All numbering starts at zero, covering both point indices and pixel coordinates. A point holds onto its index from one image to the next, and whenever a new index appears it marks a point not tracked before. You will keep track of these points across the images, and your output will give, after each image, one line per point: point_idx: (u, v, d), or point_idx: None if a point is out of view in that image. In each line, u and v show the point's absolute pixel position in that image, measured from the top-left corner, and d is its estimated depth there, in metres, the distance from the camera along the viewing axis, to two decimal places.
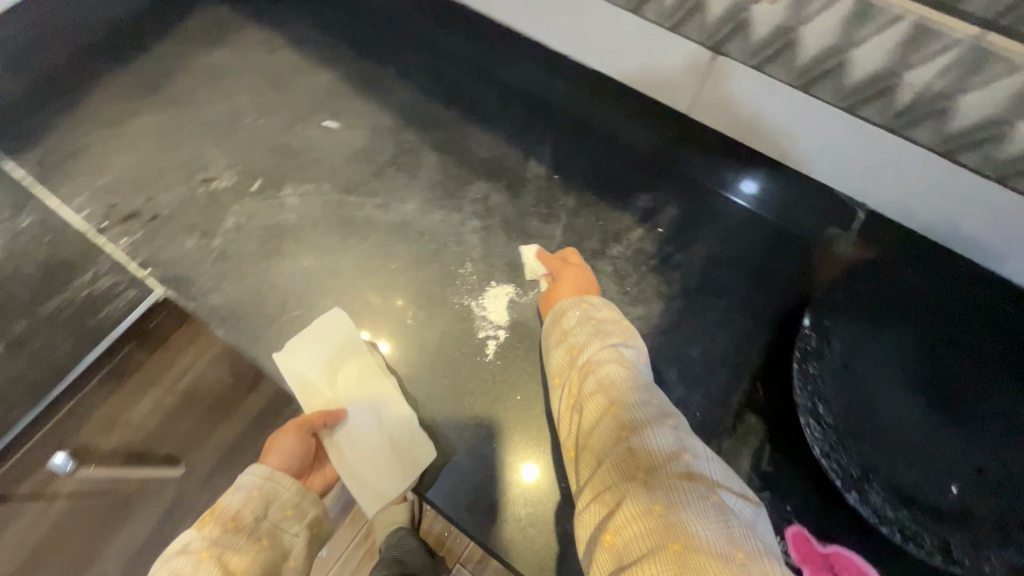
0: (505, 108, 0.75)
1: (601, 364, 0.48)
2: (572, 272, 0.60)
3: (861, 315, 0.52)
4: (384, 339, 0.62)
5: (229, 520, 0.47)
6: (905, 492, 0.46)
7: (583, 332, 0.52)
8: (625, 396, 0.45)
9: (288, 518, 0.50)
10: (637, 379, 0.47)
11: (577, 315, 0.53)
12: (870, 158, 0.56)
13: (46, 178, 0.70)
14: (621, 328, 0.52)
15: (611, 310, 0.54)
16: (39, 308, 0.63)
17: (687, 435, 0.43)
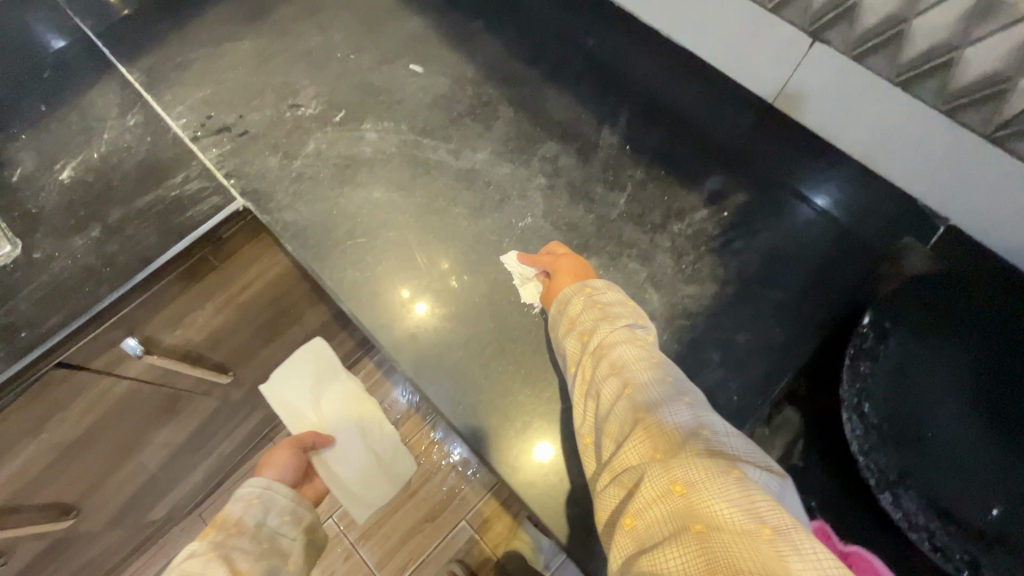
0: (587, 74, 0.75)
1: (612, 348, 0.50)
2: (565, 261, 0.60)
3: (922, 322, 0.51)
4: (421, 301, 0.62)
5: (234, 523, 0.60)
6: (940, 503, 0.45)
7: (593, 318, 0.53)
8: (635, 377, 0.47)
9: (284, 523, 0.64)
10: (650, 359, 0.49)
11: (583, 301, 0.54)
12: (959, 166, 0.56)
13: (154, 85, 0.76)
14: (628, 309, 0.53)
15: (615, 292, 0.56)
16: (135, 201, 0.68)
17: (703, 411, 0.45)
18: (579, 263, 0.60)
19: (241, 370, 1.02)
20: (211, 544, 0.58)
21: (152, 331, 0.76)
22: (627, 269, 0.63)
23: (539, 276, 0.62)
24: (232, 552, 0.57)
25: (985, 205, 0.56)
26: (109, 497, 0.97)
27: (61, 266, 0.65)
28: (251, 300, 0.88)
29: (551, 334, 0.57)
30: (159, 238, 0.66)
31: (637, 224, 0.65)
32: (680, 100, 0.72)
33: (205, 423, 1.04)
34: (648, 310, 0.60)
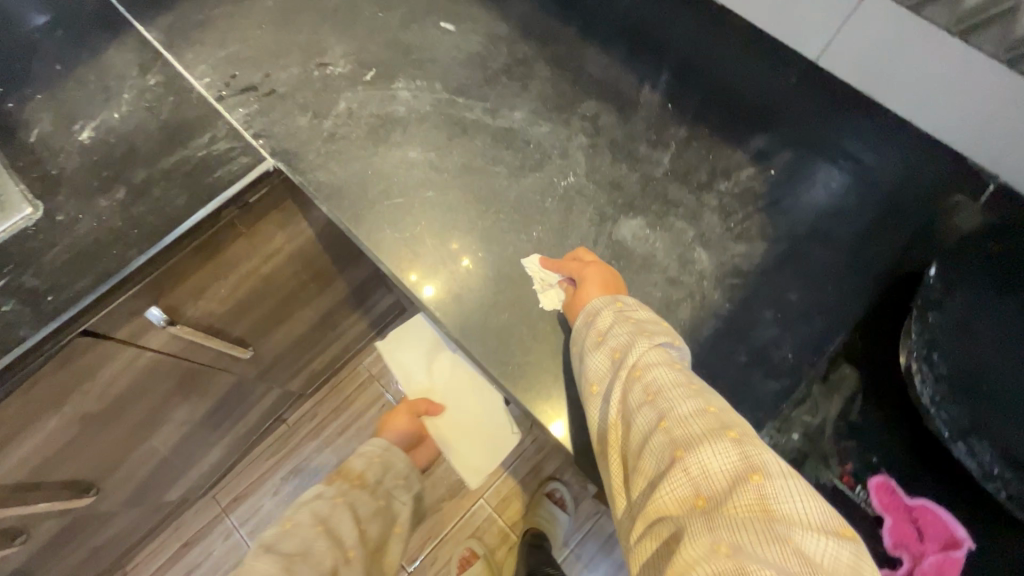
0: (625, 32, 0.72)
1: (647, 370, 0.45)
2: (594, 269, 0.56)
3: (989, 276, 0.50)
4: (428, 282, 0.60)
5: (356, 476, 0.76)
6: (1009, 451, 0.48)
7: (624, 334, 0.48)
8: (671, 406, 0.42)
9: (398, 486, 0.79)
10: (689, 386, 0.43)
11: (612, 315, 0.50)
12: (1016, 120, 0.54)
13: (174, 44, 0.73)
14: (663, 328, 0.49)
15: (644, 310, 0.52)
16: (161, 162, 0.66)
17: (754, 448, 0.38)
18: (606, 274, 0.56)
19: (261, 346, 1.00)
20: (336, 492, 0.72)
21: (177, 300, 0.74)
22: (675, 228, 0.61)
23: (563, 283, 0.58)
24: (354, 502, 0.71)
25: None
26: (129, 475, 0.95)
27: (87, 228, 0.63)
28: (274, 271, 0.86)
29: (573, 352, 0.52)
30: (188, 199, 0.64)
31: (682, 183, 0.63)
32: (721, 56, 0.70)
33: (225, 400, 1.02)
34: (698, 269, 0.59)
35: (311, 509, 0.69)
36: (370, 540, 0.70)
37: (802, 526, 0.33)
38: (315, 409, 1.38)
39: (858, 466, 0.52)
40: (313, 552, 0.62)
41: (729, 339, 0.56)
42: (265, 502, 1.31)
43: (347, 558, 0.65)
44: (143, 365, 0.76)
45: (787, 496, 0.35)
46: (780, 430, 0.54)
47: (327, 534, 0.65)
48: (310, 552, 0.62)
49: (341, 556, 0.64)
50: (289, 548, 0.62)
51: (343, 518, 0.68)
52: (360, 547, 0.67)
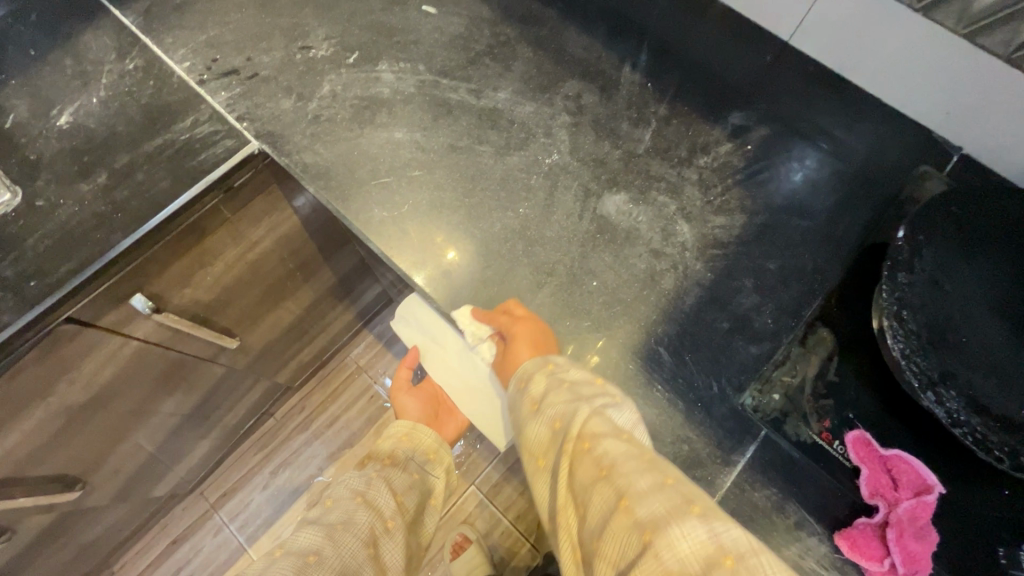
0: (603, 14, 0.74)
1: (595, 441, 0.46)
2: (522, 326, 0.56)
3: (955, 239, 0.53)
4: (419, 273, 0.60)
5: (387, 456, 0.77)
6: (980, 401, 0.47)
7: (559, 404, 0.50)
8: (630, 482, 0.43)
9: (430, 462, 0.79)
10: (643, 459, 0.44)
11: (545, 379, 0.52)
12: (974, 95, 0.58)
13: (153, 28, 0.72)
14: (596, 388, 0.51)
15: (578, 368, 0.53)
16: (143, 145, 0.65)
17: (720, 523, 0.39)
18: (532, 331, 0.55)
19: (249, 336, 0.99)
20: (371, 470, 0.73)
21: (162, 288, 0.73)
22: (657, 202, 0.63)
23: (494, 336, 0.59)
24: (389, 477, 0.72)
25: (1000, 131, 0.58)
26: (116, 470, 0.94)
27: (69, 213, 0.63)
28: (260, 259, 0.86)
29: (514, 416, 0.55)
30: (172, 182, 0.64)
31: (664, 158, 0.65)
32: (697, 40, 0.72)
33: (214, 392, 1.02)
34: (680, 241, 0.61)
35: (348, 483, 0.71)
36: (409, 510, 0.71)
37: None
38: (303, 403, 1.37)
39: (835, 423, 0.52)
40: (354, 522, 0.63)
41: (711, 308, 0.58)
42: (255, 497, 1.30)
43: (388, 528, 0.66)
44: (128, 354, 0.75)
45: None
46: (760, 391, 0.53)
47: (367, 505, 0.67)
48: (353, 522, 0.63)
49: (381, 525, 0.66)
50: (332, 519, 0.64)
51: (380, 489, 0.69)
52: (399, 517, 0.68)
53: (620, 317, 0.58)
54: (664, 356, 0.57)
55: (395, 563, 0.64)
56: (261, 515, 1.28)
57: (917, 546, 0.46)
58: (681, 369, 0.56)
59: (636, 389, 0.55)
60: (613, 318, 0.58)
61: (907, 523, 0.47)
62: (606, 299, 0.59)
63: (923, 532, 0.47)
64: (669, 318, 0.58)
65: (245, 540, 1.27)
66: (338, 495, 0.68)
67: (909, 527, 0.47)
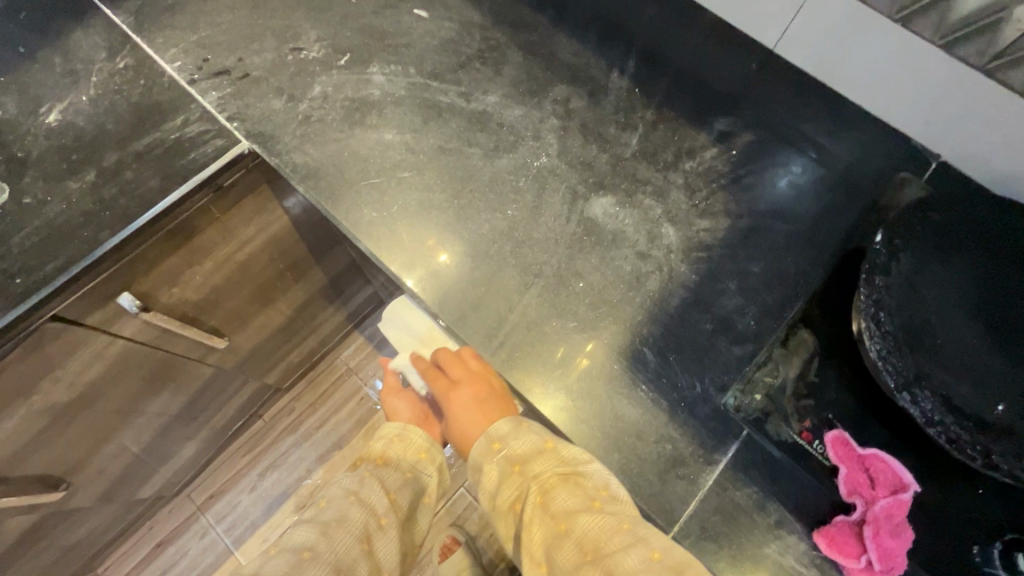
0: (593, 20, 0.75)
1: (569, 521, 0.49)
2: (455, 399, 0.60)
3: (929, 242, 0.54)
4: (409, 276, 0.61)
5: (378, 455, 0.74)
6: (953, 401, 0.48)
7: (513, 489, 0.54)
8: (615, 558, 0.45)
9: (422, 460, 0.74)
10: (623, 529, 0.46)
11: (497, 461, 0.56)
12: (951, 104, 0.59)
13: (144, 27, 0.73)
14: (544, 458, 0.53)
15: (523, 435, 0.56)
16: (132, 144, 0.66)
17: None
18: (469, 399, 0.59)
19: (238, 337, 0.99)
20: (363, 469, 0.72)
21: (150, 287, 0.73)
22: (643, 205, 0.64)
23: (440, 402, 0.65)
24: (381, 475, 0.70)
25: (974, 139, 0.60)
26: (101, 471, 0.93)
27: (55, 210, 0.63)
28: (249, 259, 0.86)
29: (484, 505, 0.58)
30: (161, 181, 0.64)
31: (650, 162, 0.66)
32: (684, 47, 0.73)
33: (201, 393, 1.01)
34: (666, 244, 0.62)
35: (340, 481, 0.70)
36: (402, 509, 0.70)
37: None
38: (292, 404, 1.37)
39: (815, 422, 0.52)
40: (348, 518, 0.64)
41: (695, 310, 0.59)
42: (243, 499, 1.29)
43: (381, 525, 0.66)
44: (116, 352, 0.75)
45: None
46: (742, 392, 0.54)
47: (361, 503, 0.66)
48: (345, 519, 0.64)
49: (374, 522, 0.65)
50: (327, 517, 0.65)
51: (373, 487, 0.68)
52: (393, 514, 0.67)
53: (606, 319, 0.59)
54: (649, 356, 0.57)
55: (388, 557, 0.65)
56: (248, 517, 1.28)
57: (892, 543, 0.47)
58: (665, 369, 0.57)
59: (622, 389, 0.56)
60: (599, 319, 0.59)
61: (883, 521, 0.48)
62: (592, 300, 0.59)
63: (899, 529, 0.48)
64: (653, 319, 0.59)
65: (232, 542, 1.26)
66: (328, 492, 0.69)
67: (886, 524, 0.48)
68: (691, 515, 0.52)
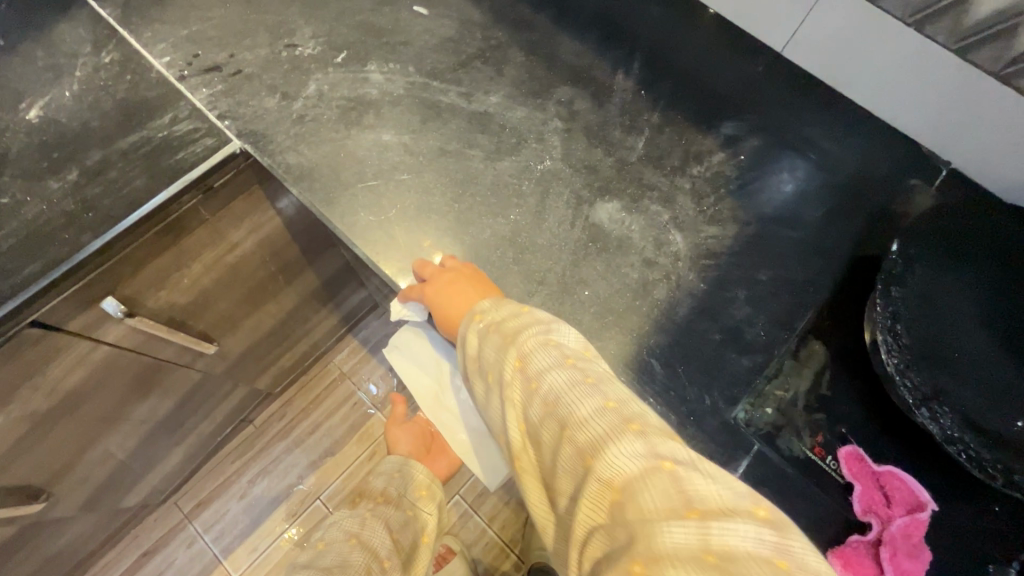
0: (597, 21, 0.73)
1: (540, 378, 0.44)
2: (434, 288, 0.54)
3: (945, 251, 0.52)
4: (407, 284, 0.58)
5: (380, 494, 0.79)
6: (972, 417, 0.46)
7: (488, 354, 0.48)
8: (576, 416, 0.42)
9: (422, 497, 0.78)
10: (586, 383, 0.43)
11: (477, 331, 0.49)
12: (965, 111, 0.58)
13: (131, 21, 0.70)
14: (523, 324, 0.48)
15: (505, 307, 0.50)
16: (117, 142, 0.63)
17: (658, 438, 0.39)
18: (435, 294, 0.53)
19: (228, 342, 0.96)
20: (365, 509, 0.77)
21: (136, 290, 0.71)
22: (650, 211, 0.62)
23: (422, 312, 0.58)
24: (384, 514, 0.75)
25: (987, 147, 0.58)
26: (83, 480, 0.90)
27: (36, 211, 0.60)
28: (239, 261, 0.83)
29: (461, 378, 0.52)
30: (148, 181, 0.61)
31: (656, 166, 0.64)
32: (690, 48, 0.71)
33: (188, 399, 0.98)
34: (673, 251, 0.60)
35: (344, 525, 0.75)
36: (405, 548, 0.72)
37: (714, 506, 0.35)
38: (283, 410, 1.34)
39: (827, 436, 0.52)
40: (348, 564, 0.68)
41: (703, 319, 0.57)
42: (232, 506, 1.26)
43: (384, 568, 0.68)
44: (98, 358, 0.72)
45: (695, 479, 0.36)
46: (753, 405, 0.53)
47: (361, 546, 0.70)
48: (347, 563, 0.68)
49: (377, 565, 0.68)
50: (327, 562, 0.69)
51: (374, 528, 0.73)
52: (396, 555, 0.70)
53: (611, 329, 0.56)
54: (656, 367, 0.55)
55: None
56: (237, 525, 1.24)
57: (908, 564, 0.46)
58: (673, 381, 0.54)
59: None
60: (605, 329, 0.56)
61: (900, 541, 0.46)
62: (598, 309, 0.57)
63: (916, 550, 0.46)
64: (661, 328, 0.57)
65: (221, 551, 1.23)
66: (329, 539, 0.74)
67: (902, 544, 0.46)
68: None
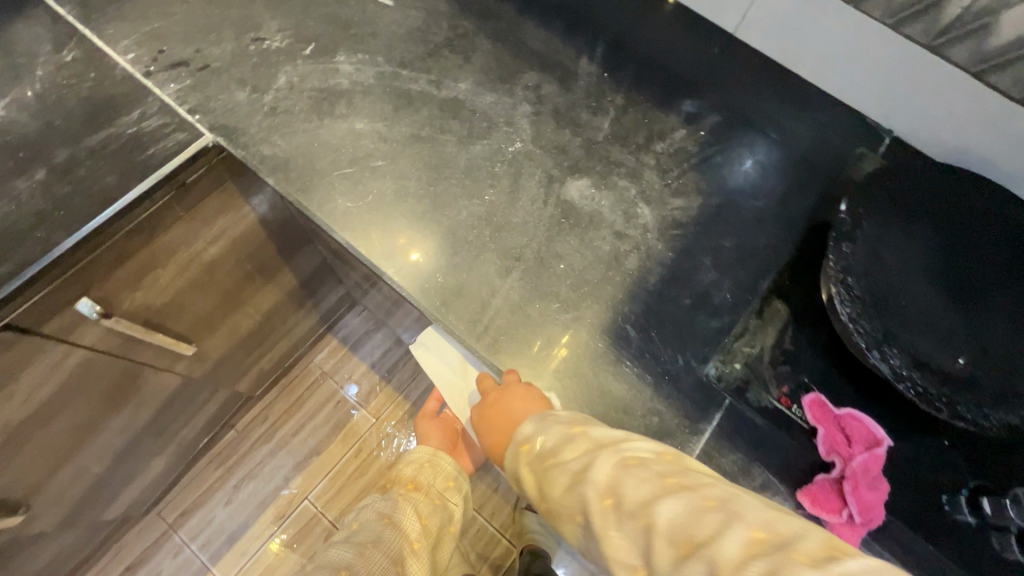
0: (559, 8, 0.76)
1: (650, 512, 0.43)
2: (478, 416, 0.57)
3: (891, 210, 0.57)
4: (390, 269, 0.60)
5: (409, 481, 0.78)
6: (919, 357, 0.51)
7: (567, 491, 0.49)
8: (715, 547, 0.39)
9: (449, 488, 0.79)
10: (706, 507, 0.42)
11: (534, 465, 0.52)
12: (901, 81, 0.63)
13: (91, 18, 0.69)
14: (587, 447, 0.48)
15: (552, 426, 0.51)
16: (84, 140, 0.62)
17: (828, 558, 0.36)
18: (478, 421, 0.57)
19: (207, 344, 0.95)
20: (396, 493, 0.78)
21: (111, 291, 0.70)
22: (618, 187, 0.65)
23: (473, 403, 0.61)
24: (413, 500, 0.77)
25: (923, 114, 0.63)
26: (63, 492, 0.88)
27: (4, 212, 0.59)
28: (215, 260, 0.83)
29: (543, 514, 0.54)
30: (119, 177, 0.61)
31: (623, 145, 0.67)
32: (650, 32, 0.75)
33: (168, 405, 0.97)
34: (642, 223, 0.63)
35: (377, 507, 0.79)
36: (433, 533, 0.76)
37: None
38: (265, 413, 1.32)
39: (793, 387, 0.55)
40: (383, 539, 0.73)
41: (673, 286, 0.60)
42: (218, 513, 1.24)
43: (413, 549, 0.73)
44: (74, 362, 0.71)
45: None
46: (722, 361, 0.56)
47: (393, 525, 0.74)
48: (380, 541, 0.73)
49: (407, 547, 0.73)
50: (363, 538, 0.74)
51: (406, 511, 0.75)
52: (424, 539, 0.74)
53: (590, 299, 0.59)
54: (631, 332, 0.58)
55: None
56: (225, 532, 1.23)
57: (870, 495, 0.49)
58: (647, 345, 0.58)
59: (610, 366, 0.57)
60: (584, 298, 0.59)
61: (861, 475, 0.50)
62: (574, 281, 0.60)
63: (876, 482, 0.50)
64: (634, 296, 0.59)
65: (209, 559, 1.21)
66: (369, 514, 0.79)
67: (865, 478, 0.50)
68: None
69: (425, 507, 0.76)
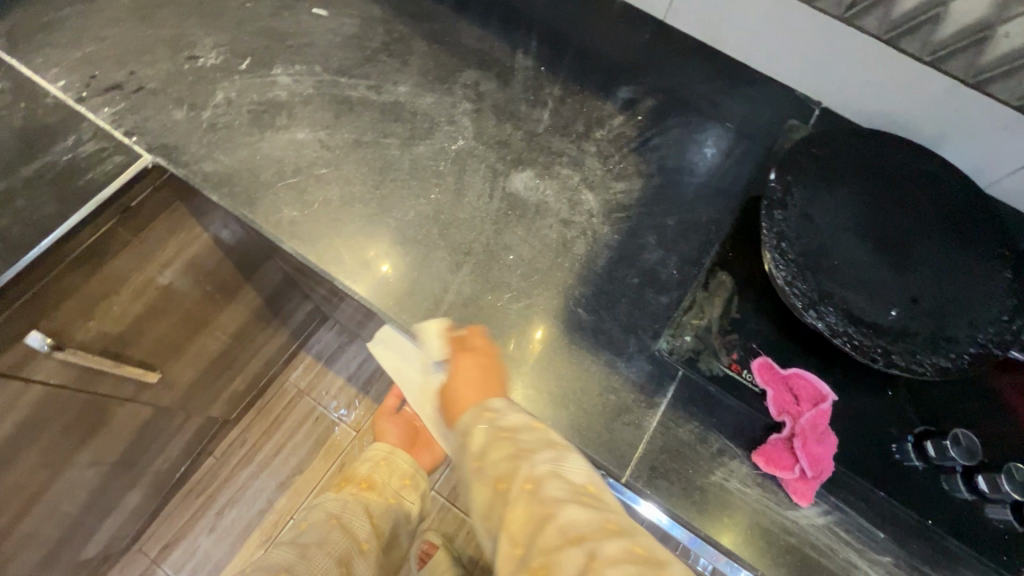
0: (493, 6, 0.77)
1: (558, 508, 0.41)
2: (469, 362, 0.53)
3: (820, 176, 0.59)
4: (342, 275, 0.60)
5: (363, 479, 0.80)
6: (854, 313, 0.53)
7: (501, 457, 0.45)
8: (597, 543, 0.39)
9: (405, 486, 0.81)
10: (610, 525, 0.40)
11: (485, 429, 0.47)
12: (823, 52, 0.65)
13: (18, 48, 0.68)
14: (539, 438, 0.46)
15: (518, 413, 0.49)
16: (19, 170, 0.61)
17: None
18: (469, 367, 0.52)
19: (173, 370, 0.94)
20: (348, 493, 0.77)
21: (62, 322, 0.69)
22: (561, 175, 0.66)
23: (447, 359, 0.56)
24: (366, 500, 0.76)
25: (846, 82, 0.66)
26: (35, 534, 0.86)
27: None
28: (171, 284, 0.81)
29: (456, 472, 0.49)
30: (58, 204, 0.60)
31: (563, 134, 0.69)
32: (584, 23, 0.76)
33: (137, 437, 0.95)
34: (586, 209, 0.64)
35: (328, 506, 0.75)
36: (384, 535, 0.74)
37: None
38: (243, 436, 1.31)
39: (743, 354, 0.56)
40: (328, 540, 0.68)
41: (621, 266, 0.62)
42: (201, 542, 1.22)
43: (362, 550, 0.69)
44: (31, 397, 0.70)
45: None
46: (673, 335, 0.58)
47: (342, 527, 0.70)
48: (326, 540, 0.68)
49: (357, 548, 0.69)
50: (307, 539, 0.68)
51: (356, 512, 0.73)
52: (374, 540, 0.71)
53: (544, 284, 0.60)
54: (583, 315, 0.59)
55: None
56: (210, 561, 1.21)
57: (819, 449, 0.51)
58: (599, 325, 0.59)
59: (568, 349, 0.58)
60: (540, 284, 0.60)
61: (810, 432, 0.52)
62: (524, 271, 0.61)
63: (824, 436, 0.52)
64: (584, 280, 0.61)
65: None
66: (323, 516, 0.73)
67: (814, 434, 0.52)
68: (641, 459, 0.54)
69: (381, 506, 0.76)
